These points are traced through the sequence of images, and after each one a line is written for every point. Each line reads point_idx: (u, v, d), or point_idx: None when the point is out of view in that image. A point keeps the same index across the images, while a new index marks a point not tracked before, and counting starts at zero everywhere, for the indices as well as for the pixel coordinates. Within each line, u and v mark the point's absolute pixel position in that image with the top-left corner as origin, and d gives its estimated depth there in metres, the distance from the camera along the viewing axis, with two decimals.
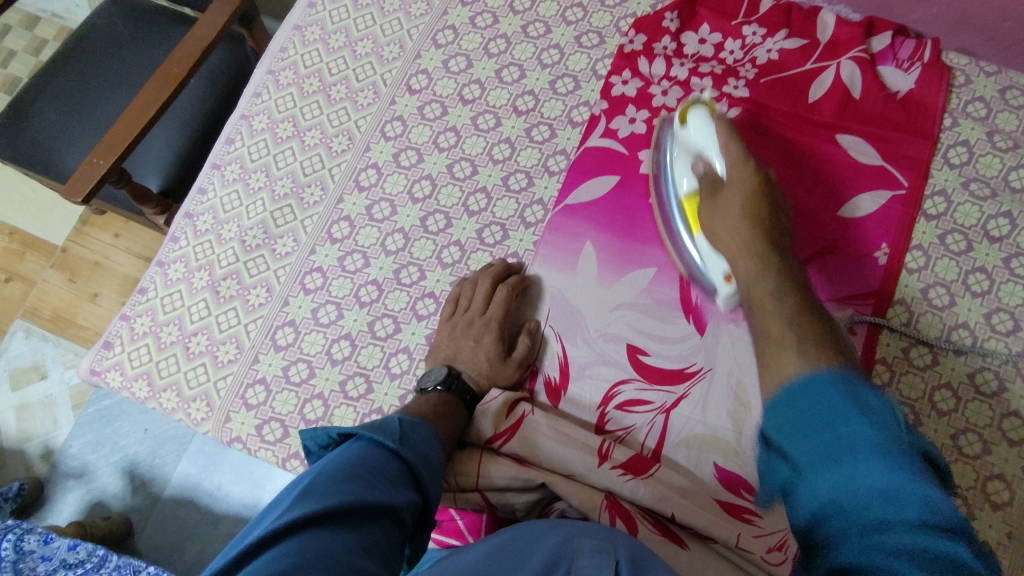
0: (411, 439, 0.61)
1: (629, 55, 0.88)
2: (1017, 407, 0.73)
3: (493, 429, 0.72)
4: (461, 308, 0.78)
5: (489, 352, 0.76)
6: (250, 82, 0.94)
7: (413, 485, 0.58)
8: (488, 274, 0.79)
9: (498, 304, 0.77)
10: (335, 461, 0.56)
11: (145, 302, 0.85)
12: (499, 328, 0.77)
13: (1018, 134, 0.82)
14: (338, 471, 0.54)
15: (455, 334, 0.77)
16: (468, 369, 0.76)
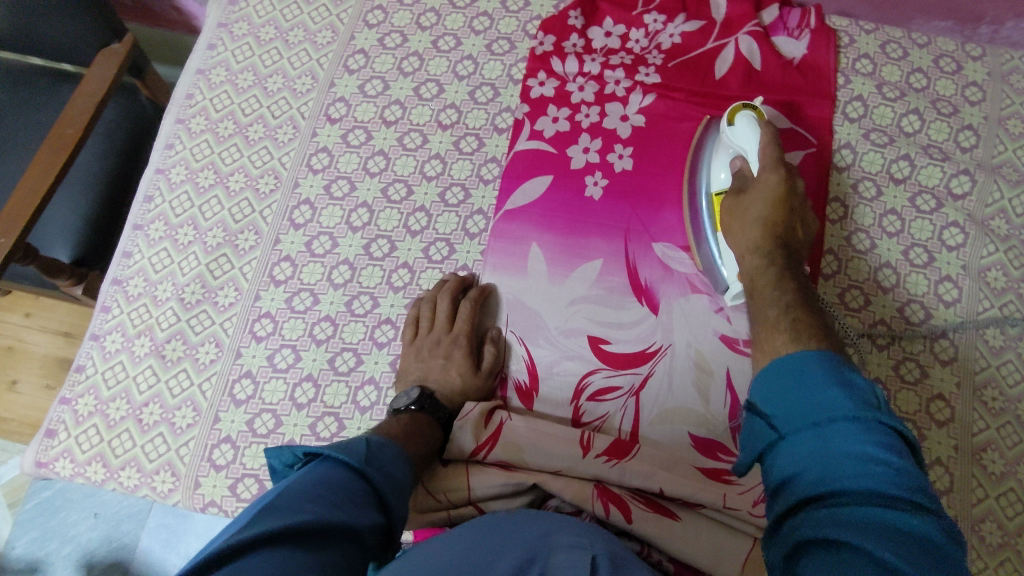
0: (376, 461, 0.59)
1: (541, 57, 0.90)
2: (944, 331, 0.81)
3: (474, 440, 0.72)
4: (424, 330, 0.78)
5: (461, 368, 0.77)
6: (160, 135, 0.90)
7: (378, 507, 0.56)
8: (445, 291, 0.79)
9: (463, 319, 0.78)
10: (298, 482, 0.53)
11: (84, 380, 0.80)
12: (468, 341, 0.78)
13: (903, 84, 0.89)
14: (303, 492, 0.51)
15: (423, 356, 0.77)
16: (441, 388, 0.76)
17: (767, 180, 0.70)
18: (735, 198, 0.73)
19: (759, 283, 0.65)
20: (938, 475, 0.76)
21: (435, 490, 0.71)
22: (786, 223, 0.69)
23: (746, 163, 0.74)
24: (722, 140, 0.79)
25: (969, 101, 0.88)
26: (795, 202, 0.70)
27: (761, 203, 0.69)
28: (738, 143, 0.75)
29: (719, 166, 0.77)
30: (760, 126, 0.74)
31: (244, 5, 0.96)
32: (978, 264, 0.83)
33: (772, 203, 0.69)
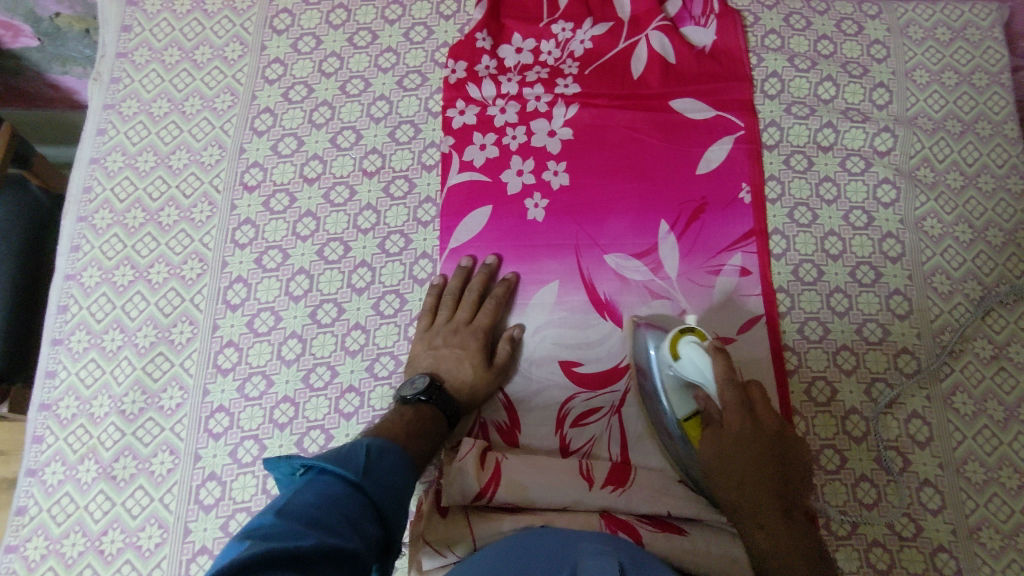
0: (379, 468, 0.60)
1: (456, 86, 0.87)
2: (897, 286, 0.82)
3: (477, 485, 0.69)
4: (441, 317, 0.77)
5: (474, 361, 0.75)
6: (62, 238, 0.83)
7: (376, 519, 0.57)
8: (460, 275, 0.79)
9: (484, 313, 0.77)
10: (298, 497, 0.54)
11: (29, 522, 0.72)
12: (485, 336, 0.76)
13: (812, 54, 0.91)
14: (302, 510, 0.53)
15: (437, 345, 0.75)
16: (452, 379, 0.74)
17: (741, 430, 0.63)
18: (710, 449, 0.65)
19: (768, 564, 0.58)
20: (918, 427, 0.77)
21: (440, 547, 0.68)
22: (780, 478, 0.61)
23: (710, 399, 0.67)
24: (663, 363, 0.70)
25: (875, 59, 0.91)
26: (779, 444, 0.62)
27: (744, 472, 0.62)
28: (695, 378, 0.67)
29: (675, 396, 0.70)
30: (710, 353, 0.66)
31: (129, 82, 0.89)
32: (914, 215, 0.85)
33: (758, 476, 0.61)
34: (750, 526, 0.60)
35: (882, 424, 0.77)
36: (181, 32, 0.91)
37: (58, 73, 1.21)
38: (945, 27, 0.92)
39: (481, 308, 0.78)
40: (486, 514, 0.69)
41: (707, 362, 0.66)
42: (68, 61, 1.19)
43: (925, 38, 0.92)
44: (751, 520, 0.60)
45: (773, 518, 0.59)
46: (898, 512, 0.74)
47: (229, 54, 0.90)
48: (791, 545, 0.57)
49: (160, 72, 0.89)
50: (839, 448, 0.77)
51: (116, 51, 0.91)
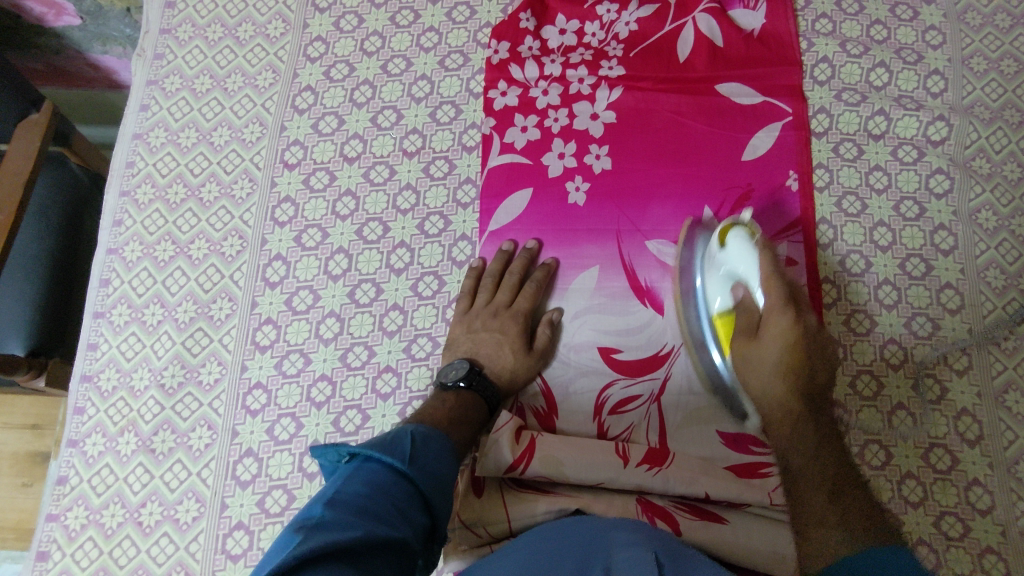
0: (424, 456, 0.59)
1: (498, 66, 0.85)
2: (949, 280, 0.79)
3: (511, 456, 0.67)
4: (480, 300, 0.76)
5: (514, 346, 0.74)
6: (104, 212, 0.83)
7: (422, 507, 0.56)
8: (500, 260, 0.78)
9: (523, 296, 0.76)
10: (347, 485, 0.53)
11: (70, 492, 0.73)
12: (525, 320, 0.75)
13: (864, 39, 0.88)
14: (351, 499, 0.51)
15: (476, 329, 0.75)
16: (492, 364, 0.73)
17: (779, 332, 0.61)
18: (750, 344, 0.64)
19: (798, 470, 0.57)
20: (967, 425, 0.75)
21: (474, 523, 0.67)
22: (809, 364, 0.61)
23: (750, 295, 0.65)
24: (716, 256, 0.71)
25: (931, 45, 0.88)
26: (817, 342, 0.61)
27: (776, 352, 0.61)
28: (739, 270, 0.67)
29: (716, 287, 0.70)
30: (754, 245, 0.66)
31: (172, 58, 0.89)
32: (968, 207, 0.81)
33: (789, 356, 0.60)
34: (783, 433, 0.61)
35: (930, 421, 0.75)
36: (224, 9, 0.91)
37: (98, 53, 1.22)
38: (1005, 13, 0.89)
39: (522, 291, 0.77)
40: (521, 493, 0.68)
41: (750, 253, 0.65)
42: (109, 41, 1.20)
43: (984, 24, 0.88)
44: (809, 519, 0.54)
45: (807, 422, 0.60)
46: (944, 512, 0.72)
47: (271, 32, 0.90)
48: (821, 462, 0.57)
49: (203, 49, 0.89)
50: (885, 445, 0.74)
51: (160, 27, 0.91)
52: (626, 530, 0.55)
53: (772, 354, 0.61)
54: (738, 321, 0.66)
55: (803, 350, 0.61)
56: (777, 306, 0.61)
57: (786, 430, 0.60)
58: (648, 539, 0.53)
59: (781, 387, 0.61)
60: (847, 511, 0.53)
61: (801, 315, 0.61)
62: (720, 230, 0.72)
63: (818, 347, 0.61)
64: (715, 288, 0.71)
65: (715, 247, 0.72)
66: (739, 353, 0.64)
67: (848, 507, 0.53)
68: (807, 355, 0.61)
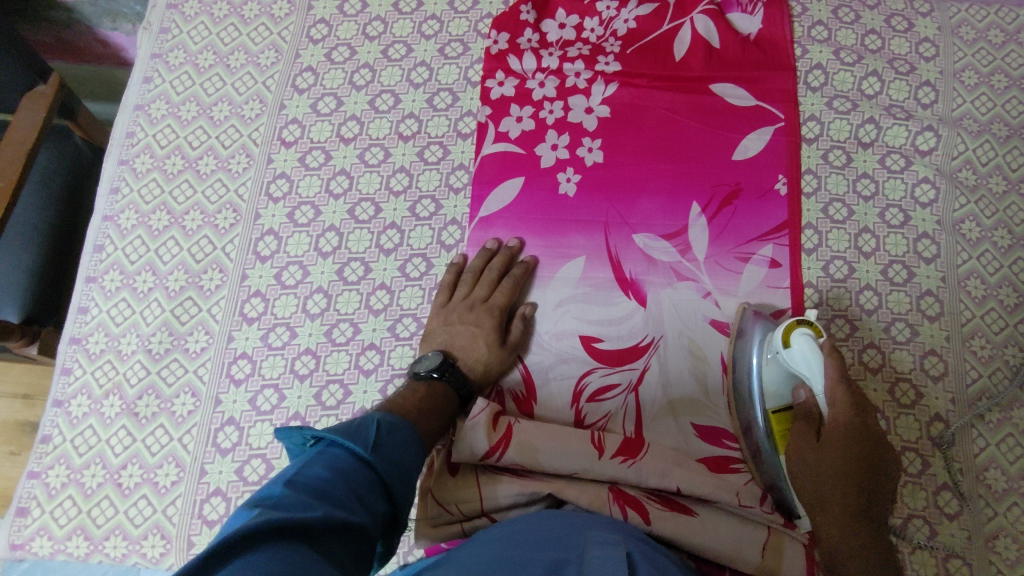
0: (388, 444, 0.59)
1: (497, 56, 0.87)
2: (929, 288, 0.80)
3: (487, 442, 0.69)
4: (459, 293, 0.77)
5: (489, 340, 0.74)
6: (103, 180, 0.85)
7: (383, 495, 0.56)
8: (482, 257, 0.78)
9: (501, 291, 0.76)
10: (309, 466, 0.53)
11: (52, 451, 0.74)
12: (501, 314, 0.76)
13: (858, 48, 0.89)
14: (312, 479, 0.52)
15: (452, 321, 0.75)
16: (466, 357, 0.74)
17: (844, 438, 0.63)
18: (811, 452, 0.65)
19: (831, 555, 0.61)
20: (940, 431, 0.75)
21: (447, 501, 0.69)
22: (871, 454, 0.63)
23: (812, 394, 0.66)
24: (769, 346, 0.69)
25: (924, 57, 0.89)
26: (872, 439, 0.64)
27: (829, 467, 0.63)
28: (799, 370, 0.66)
29: (768, 370, 0.69)
30: (821, 350, 0.65)
31: (177, 33, 0.91)
32: (952, 217, 0.82)
33: (848, 448, 0.63)
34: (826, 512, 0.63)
35: (903, 425, 0.75)
36: None
37: (107, 28, 1.24)
38: (998, 30, 0.90)
39: (500, 286, 0.77)
40: (495, 476, 0.70)
41: (817, 362, 0.64)
42: (118, 17, 1.22)
43: (977, 39, 0.90)
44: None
45: (853, 498, 0.62)
46: (913, 515, 0.72)
47: (276, 12, 0.91)
48: (852, 507, 0.62)
49: (208, 25, 0.91)
50: None
51: (168, 2, 0.93)
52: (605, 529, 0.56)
53: (834, 454, 0.63)
54: (796, 425, 0.67)
55: (867, 437, 0.63)
56: (846, 402, 0.64)
57: (833, 522, 0.62)
58: (626, 541, 0.54)
59: (831, 489, 0.63)
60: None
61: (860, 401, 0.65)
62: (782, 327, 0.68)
63: (872, 451, 0.63)
64: (767, 366, 0.69)
65: (771, 339, 0.69)
66: (798, 452, 0.65)
67: (881, 566, 0.59)
68: (868, 462, 0.63)
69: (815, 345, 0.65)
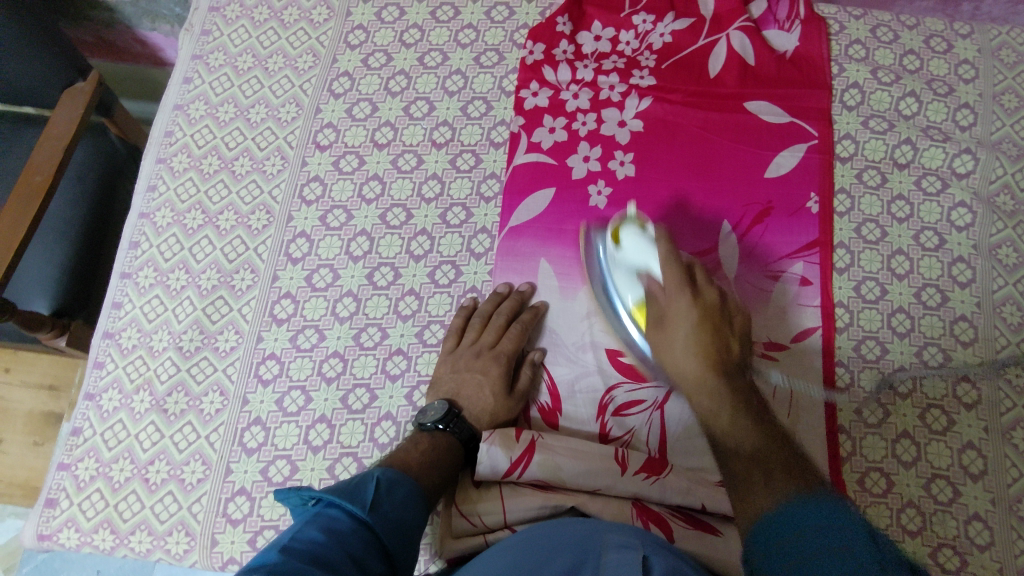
0: (388, 502, 0.59)
1: (532, 67, 0.88)
2: (963, 312, 0.79)
3: (508, 459, 0.69)
4: (467, 339, 0.75)
5: (495, 389, 0.74)
6: (141, 177, 0.86)
7: (381, 555, 0.56)
8: (493, 301, 0.77)
9: (509, 339, 0.75)
10: (305, 530, 0.53)
11: (83, 444, 0.75)
12: (508, 363, 0.75)
13: (896, 68, 0.89)
14: (306, 546, 0.51)
15: (460, 367, 0.74)
16: (472, 406, 0.73)
17: (677, 283, 0.70)
18: (657, 333, 0.71)
19: (720, 434, 0.60)
20: (972, 459, 0.73)
21: (469, 512, 0.68)
22: (723, 341, 0.68)
23: (653, 280, 0.72)
24: (609, 257, 0.77)
25: (962, 79, 0.88)
26: (719, 315, 0.70)
27: (687, 332, 0.68)
28: (638, 262, 0.73)
29: (624, 288, 0.75)
30: (649, 240, 0.73)
31: (218, 36, 0.92)
32: (989, 241, 0.81)
33: (699, 330, 0.68)
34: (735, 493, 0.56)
35: (934, 451, 0.74)
36: None
37: (147, 29, 1.26)
38: None
39: (507, 333, 0.76)
40: (518, 488, 0.69)
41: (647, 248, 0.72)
42: (158, 18, 1.24)
43: (1018, 62, 0.89)
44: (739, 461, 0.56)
45: (726, 387, 0.64)
46: (942, 544, 0.70)
47: (315, 17, 0.92)
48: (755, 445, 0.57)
49: (248, 29, 0.92)
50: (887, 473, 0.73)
51: (209, 5, 0.94)
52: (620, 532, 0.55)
53: (684, 332, 0.68)
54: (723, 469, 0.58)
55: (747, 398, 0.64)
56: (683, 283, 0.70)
57: (706, 400, 0.64)
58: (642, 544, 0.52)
59: (692, 364, 0.66)
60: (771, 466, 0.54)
61: (698, 294, 0.70)
62: (610, 228, 0.77)
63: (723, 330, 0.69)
64: (623, 286, 0.75)
65: (607, 248, 0.77)
66: (654, 340, 0.71)
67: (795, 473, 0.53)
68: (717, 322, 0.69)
69: (642, 232, 0.74)
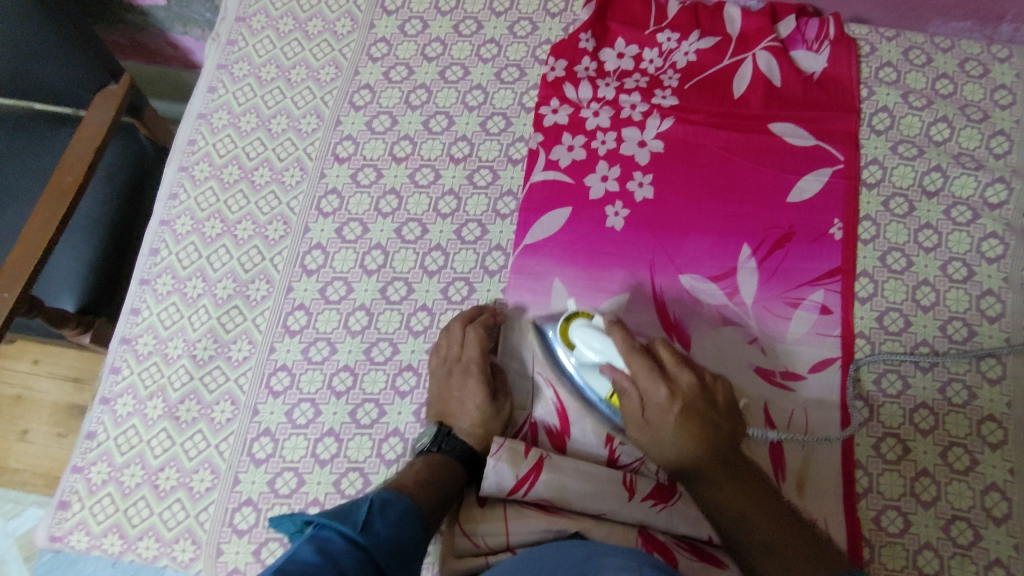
0: (380, 522, 0.59)
1: (553, 83, 0.87)
2: (992, 348, 0.76)
3: (514, 476, 0.68)
4: (439, 360, 0.75)
5: (477, 399, 0.72)
6: (163, 185, 0.88)
7: (374, 575, 0.56)
8: (457, 317, 0.76)
9: (472, 346, 0.74)
10: (299, 552, 0.54)
11: (96, 448, 0.77)
12: (479, 369, 0.73)
13: (928, 92, 0.86)
14: (299, 568, 0.52)
15: (443, 388, 0.74)
16: (462, 421, 0.72)
17: (657, 396, 0.66)
18: (643, 430, 0.67)
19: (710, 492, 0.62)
20: (995, 502, 0.70)
21: (472, 532, 0.68)
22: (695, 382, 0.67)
23: (620, 372, 0.68)
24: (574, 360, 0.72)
25: (998, 105, 0.85)
26: (693, 391, 0.66)
27: (670, 427, 0.65)
28: (597, 356, 0.69)
29: (596, 377, 0.71)
30: (604, 330, 0.69)
31: (243, 46, 0.93)
32: (1021, 275, 0.78)
33: (683, 424, 0.64)
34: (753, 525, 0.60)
35: (955, 492, 0.71)
36: (298, 4, 0.95)
37: (178, 33, 1.28)
38: None
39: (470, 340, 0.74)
40: (523, 509, 0.68)
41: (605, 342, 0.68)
42: (188, 23, 1.25)
43: None
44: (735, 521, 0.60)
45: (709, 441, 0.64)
46: None
47: (339, 29, 0.93)
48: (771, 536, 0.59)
49: (273, 39, 0.93)
50: (904, 512, 0.71)
51: (236, 15, 0.95)
52: (618, 555, 0.54)
53: (669, 431, 0.65)
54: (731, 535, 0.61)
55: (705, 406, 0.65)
56: (672, 401, 0.65)
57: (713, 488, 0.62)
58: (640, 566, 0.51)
59: (678, 442, 0.64)
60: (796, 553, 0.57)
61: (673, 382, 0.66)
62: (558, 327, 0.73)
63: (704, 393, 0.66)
64: (591, 377, 0.71)
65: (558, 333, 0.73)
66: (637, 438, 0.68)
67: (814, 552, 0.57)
68: (706, 413, 0.65)
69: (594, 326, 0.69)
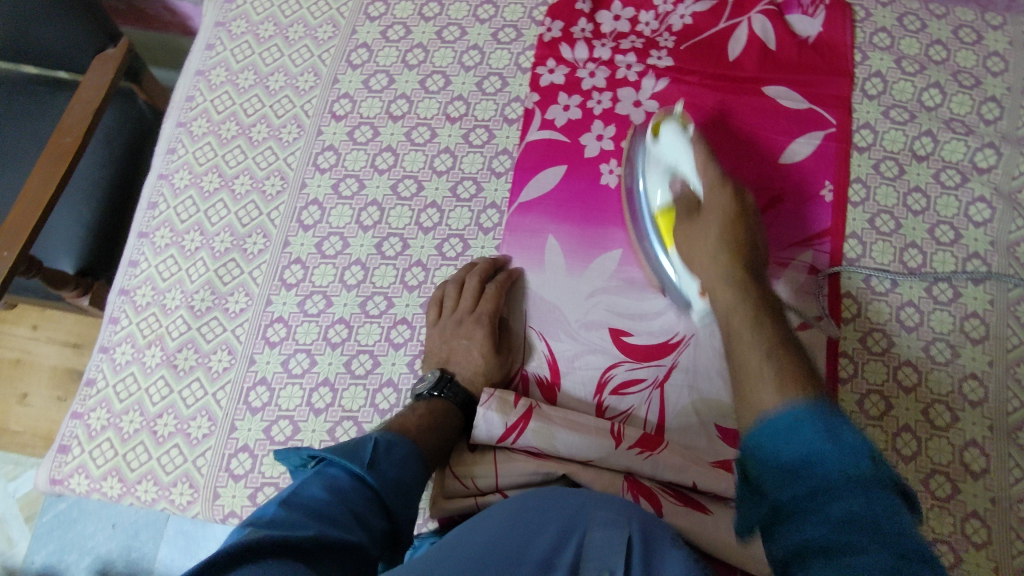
0: (386, 462, 0.60)
1: (550, 44, 0.87)
2: (975, 309, 0.77)
3: (503, 425, 0.70)
4: (448, 308, 0.76)
5: (483, 351, 0.74)
6: (161, 140, 0.88)
7: (381, 513, 0.58)
8: (474, 271, 0.77)
9: (488, 300, 0.75)
10: (305, 488, 0.55)
11: (95, 395, 0.78)
12: (489, 324, 0.75)
13: (922, 57, 0.87)
14: (307, 502, 0.53)
15: (447, 337, 0.75)
16: (463, 370, 0.74)
17: (718, 205, 0.68)
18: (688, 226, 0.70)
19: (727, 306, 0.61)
20: (973, 457, 0.72)
21: (463, 475, 0.70)
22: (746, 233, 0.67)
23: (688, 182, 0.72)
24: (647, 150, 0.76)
25: (991, 72, 0.86)
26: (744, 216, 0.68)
27: (717, 224, 0.67)
28: (673, 159, 0.73)
29: (655, 184, 0.74)
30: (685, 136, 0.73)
31: (241, 4, 0.94)
32: (1006, 239, 0.79)
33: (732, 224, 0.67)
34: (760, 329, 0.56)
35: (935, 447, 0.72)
36: None
37: None
38: None
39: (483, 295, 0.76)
40: (512, 454, 0.70)
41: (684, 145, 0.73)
42: None
43: None
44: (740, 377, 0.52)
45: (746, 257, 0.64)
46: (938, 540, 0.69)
47: None
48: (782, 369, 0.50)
49: None
50: None
51: None
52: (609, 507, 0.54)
53: (715, 229, 0.67)
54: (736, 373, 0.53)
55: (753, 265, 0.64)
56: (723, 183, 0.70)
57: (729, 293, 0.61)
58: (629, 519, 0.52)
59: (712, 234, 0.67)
60: (782, 358, 0.52)
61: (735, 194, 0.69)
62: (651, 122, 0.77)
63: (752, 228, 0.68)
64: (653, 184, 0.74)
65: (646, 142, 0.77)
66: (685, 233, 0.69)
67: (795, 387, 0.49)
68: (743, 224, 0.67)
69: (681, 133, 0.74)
